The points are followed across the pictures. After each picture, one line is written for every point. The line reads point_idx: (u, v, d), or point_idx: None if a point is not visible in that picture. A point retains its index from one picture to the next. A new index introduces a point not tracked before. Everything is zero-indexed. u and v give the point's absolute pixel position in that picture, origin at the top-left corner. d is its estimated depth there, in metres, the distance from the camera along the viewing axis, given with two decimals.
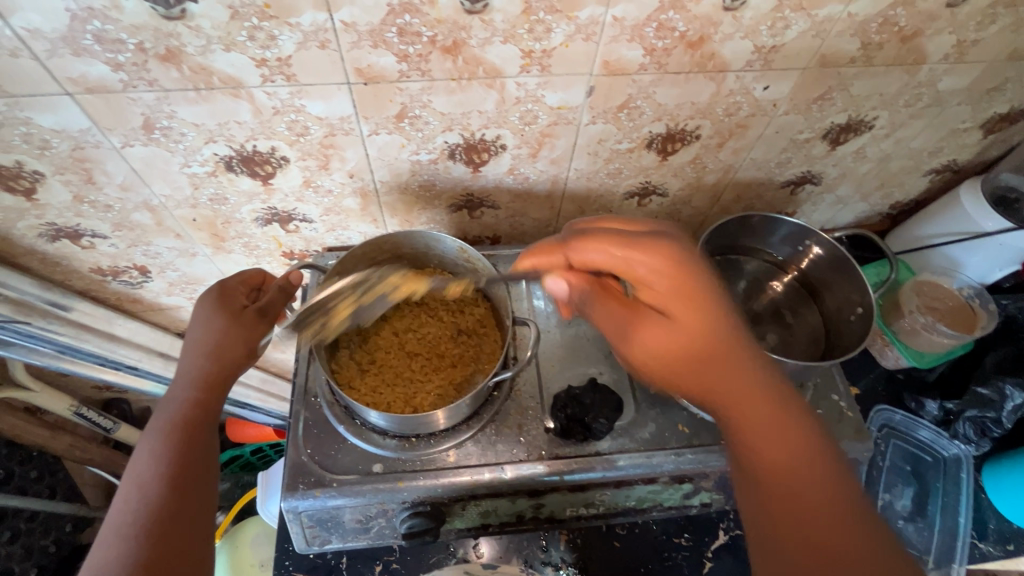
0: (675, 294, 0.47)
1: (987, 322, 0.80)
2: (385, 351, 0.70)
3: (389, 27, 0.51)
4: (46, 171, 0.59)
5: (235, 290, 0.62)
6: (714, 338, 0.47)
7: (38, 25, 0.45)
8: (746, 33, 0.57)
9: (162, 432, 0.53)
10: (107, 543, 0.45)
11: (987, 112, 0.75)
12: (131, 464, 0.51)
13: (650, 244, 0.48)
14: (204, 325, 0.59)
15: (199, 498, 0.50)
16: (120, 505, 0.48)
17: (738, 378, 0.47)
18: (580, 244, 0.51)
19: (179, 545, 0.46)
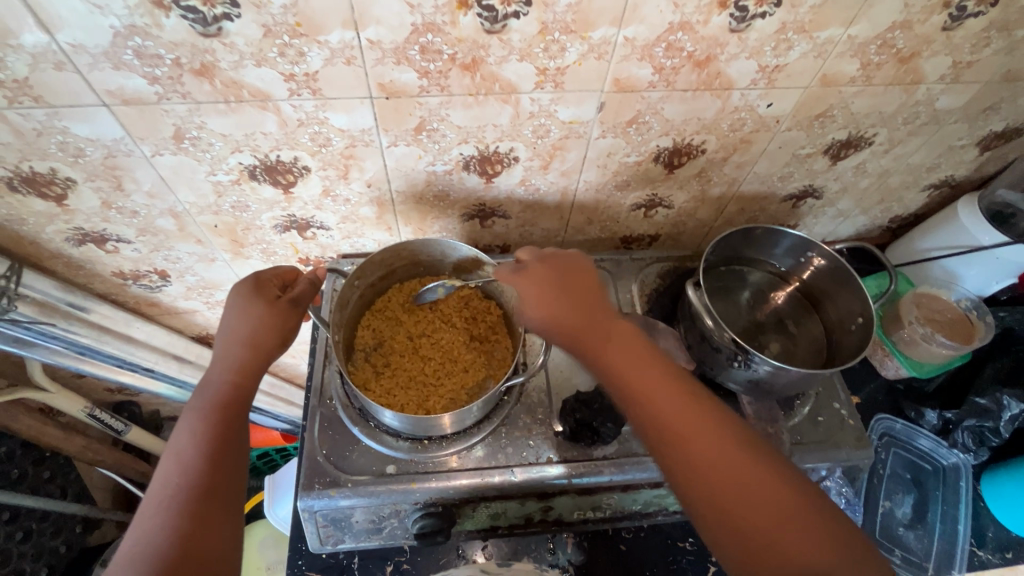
0: (559, 294, 0.60)
1: (985, 333, 0.81)
2: (399, 355, 0.72)
3: (412, 45, 0.53)
4: (78, 178, 0.62)
5: (269, 281, 0.63)
6: (607, 334, 0.58)
7: (82, 41, 0.48)
8: (751, 54, 0.60)
9: (200, 414, 0.54)
10: (149, 516, 0.48)
11: (983, 130, 0.78)
12: (171, 441, 0.53)
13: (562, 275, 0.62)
14: (240, 314, 0.59)
15: (232, 484, 0.52)
16: (161, 481, 0.50)
17: (646, 373, 0.55)
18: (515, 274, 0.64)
19: (208, 529, 0.48)
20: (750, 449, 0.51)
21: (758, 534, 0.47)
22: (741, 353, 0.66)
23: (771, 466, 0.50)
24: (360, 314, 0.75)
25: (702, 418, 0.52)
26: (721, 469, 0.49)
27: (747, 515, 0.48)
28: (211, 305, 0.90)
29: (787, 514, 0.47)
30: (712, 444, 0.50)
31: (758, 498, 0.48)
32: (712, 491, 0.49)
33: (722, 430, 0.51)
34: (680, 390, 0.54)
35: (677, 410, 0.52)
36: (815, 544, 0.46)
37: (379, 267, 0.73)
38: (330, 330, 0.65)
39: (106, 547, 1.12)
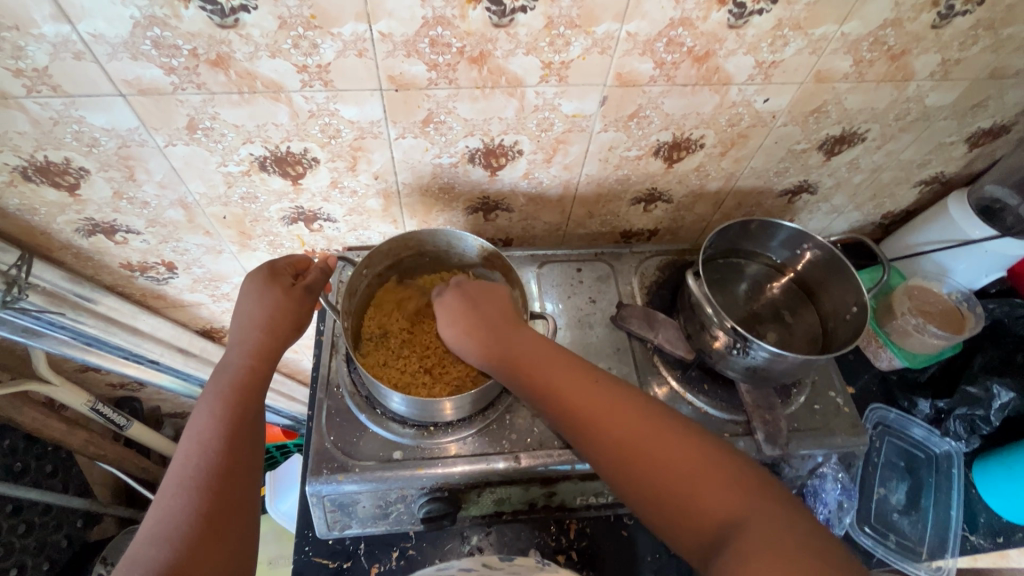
0: (470, 313, 0.67)
1: (975, 324, 0.84)
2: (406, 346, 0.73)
3: (422, 38, 0.55)
4: (92, 167, 0.63)
5: (284, 270, 0.66)
6: (519, 339, 0.63)
7: (102, 31, 0.49)
8: (747, 50, 0.62)
9: (218, 396, 0.56)
10: (170, 495, 0.49)
11: (971, 126, 0.80)
12: (190, 423, 0.55)
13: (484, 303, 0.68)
14: (257, 300, 0.62)
15: (249, 463, 0.54)
16: (180, 461, 0.51)
17: (551, 371, 0.59)
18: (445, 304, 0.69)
19: (227, 505, 0.50)
20: (660, 423, 0.53)
21: (679, 501, 0.48)
22: (740, 340, 0.67)
23: (682, 434, 0.52)
24: (367, 302, 0.77)
25: (611, 404, 0.55)
26: (631, 447, 0.52)
27: (660, 484, 0.50)
28: (217, 299, 0.91)
29: (700, 475, 0.49)
30: (620, 423, 0.53)
31: (668, 464, 0.50)
32: (627, 467, 0.51)
33: (629, 411, 0.54)
34: (587, 382, 0.57)
35: (587, 404, 0.55)
36: (728, 495, 0.47)
37: (386, 256, 0.75)
38: (340, 315, 0.67)
39: (107, 542, 1.12)
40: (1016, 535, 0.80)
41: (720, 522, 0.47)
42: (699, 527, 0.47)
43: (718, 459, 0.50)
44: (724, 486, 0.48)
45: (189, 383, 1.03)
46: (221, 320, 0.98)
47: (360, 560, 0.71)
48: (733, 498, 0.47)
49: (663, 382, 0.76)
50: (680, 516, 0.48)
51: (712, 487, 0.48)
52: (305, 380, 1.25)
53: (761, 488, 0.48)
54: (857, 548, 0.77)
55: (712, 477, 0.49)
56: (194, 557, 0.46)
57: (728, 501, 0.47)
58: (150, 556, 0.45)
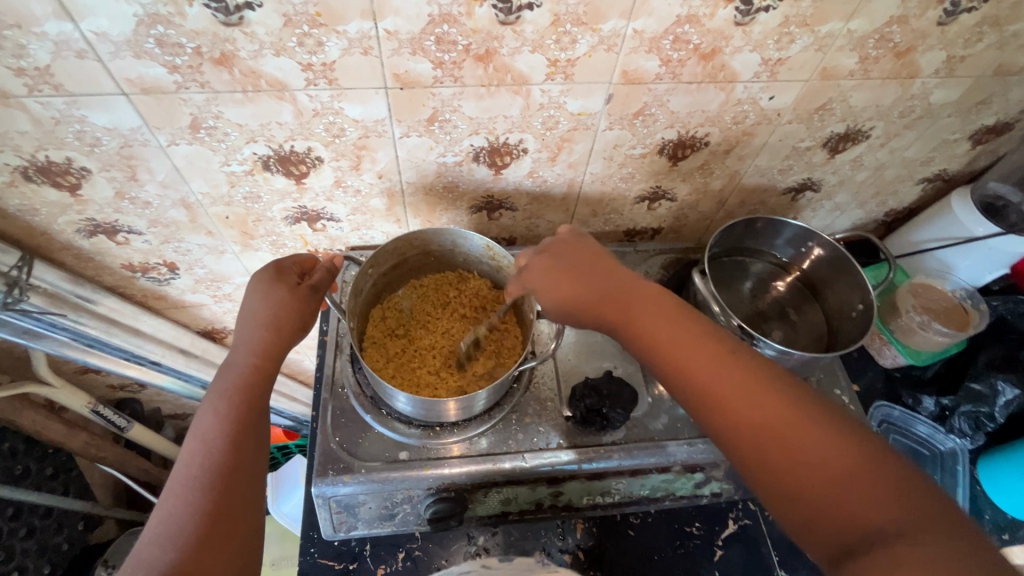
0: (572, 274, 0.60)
1: (979, 321, 0.84)
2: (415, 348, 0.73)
3: (428, 36, 0.55)
4: (93, 167, 0.62)
5: (289, 269, 0.65)
6: (638, 304, 0.57)
7: (105, 29, 0.49)
8: (754, 47, 0.62)
9: (222, 395, 0.55)
10: (173, 496, 0.49)
11: (975, 124, 0.80)
12: (195, 422, 0.54)
13: (594, 264, 0.61)
14: (262, 299, 0.61)
15: (254, 463, 0.53)
16: (185, 461, 0.51)
17: (676, 335, 0.54)
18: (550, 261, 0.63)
19: (231, 508, 0.49)
20: (804, 410, 0.47)
21: (816, 497, 0.44)
22: (747, 338, 0.67)
23: (832, 425, 0.46)
24: (372, 302, 0.77)
25: (747, 381, 0.49)
26: (767, 432, 0.47)
27: (797, 472, 0.45)
28: (219, 300, 0.91)
29: (852, 472, 0.43)
30: (756, 403, 0.48)
31: (812, 455, 0.45)
32: (760, 452, 0.47)
33: (769, 390, 0.48)
34: (720, 353, 0.51)
35: (714, 375, 0.50)
36: (880, 503, 0.42)
37: (392, 256, 0.74)
38: (345, 315, 0.66)
39: (108, 545, 1.11)
40: (1020, 532, 0.81)
41: (869, 529, 0.42)
42: (841, 531, 0.43)
43: (874, 459, 0.44)
44: (878, 492, 0.42)
45: (190, 385, 1.02)
46: (222, 321, 0.97)
47: (366, 561, 0.71)
48: (888, 508, 0.42)
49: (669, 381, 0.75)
50: (816, 513, 0.44)
51: (863, 491, 0.43)
52: (307, 381, 1.24)
53: (926, 501, 0.42)
54: None
55: (865, 480, 0.43)
56: (196, 559, 0.46)
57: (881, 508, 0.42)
58: (153, 558, 0.45)
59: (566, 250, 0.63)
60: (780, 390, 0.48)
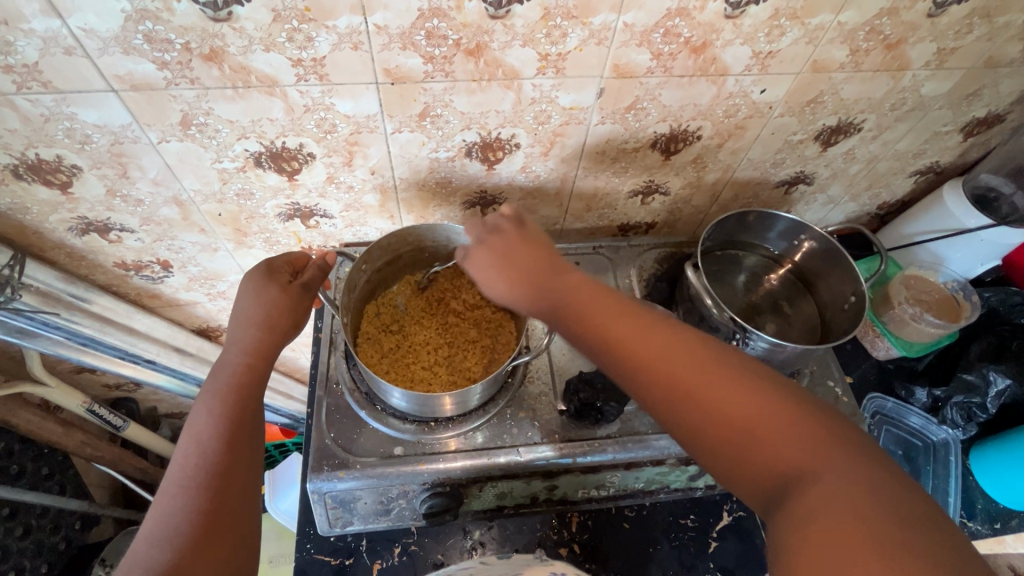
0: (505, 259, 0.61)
1: (971, 312, 0.85)
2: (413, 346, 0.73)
3: (418, 31, 0.54)
4: (84, 165, 0.62)
5: (280, 268, 0.65)
6: (565, 284, 0.57)
7: (93, 25, 0.49)
8: (745, 40, 0.62)
9: (216, 394, 0.56)
10: (169, 496, 0.49)
11: (966, 115, 0.80)
12: (189, 421, 0.54)
13: (523, 247, 0.61)
14: (255, 298, 0.61)
15: (248, 460, 0.53)
16: (179, 461, 0.51)
17: (597, 314, 0.54)
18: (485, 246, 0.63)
19: (227, 505, 0.50)
20: (728, 367, 0.47)
21: (741, 453, 0.44)
22: (740, 331, 0.67)
23: (753, 381, 0.46)
24: (366, 298, 0.77)
25: (672, 349, 0.49)
26: (692, 396, 0.46)
27: (720, 430, 0.45)
28: (213, 298, 0.91)
29: (774, 425, 0.43)
30: (681, 369, 0.48)
31: (732, 412, 0.44)
32: (687, 417, 0.46)
33: (694, 353, 0.48)
34: (644, 327, 0.51)
35: (636, 346, 0.50)
36: (801, 452, 0.42)
37: (384, 252, 0.74)
38: (338, 311, 0.66)
39: (105, 544, 1.11)
40: (1012, 521, 0.81)
41: (793, 474, 0.42)
42: (769, 481, 0.43)
43: (795, 408, 0.44)
44: (799, 438, 0.43)
45: (186, 384, 1.02)
46: (217, 319, 0.97)
47: (362, 556, 0.71)
48: (810, 451, 0.42)
49: None
50: (744, 469, 0.44)
51: (787, 438, 0.43)
52: (303, 378, 1.24)
53: (845, 443, 0.42)
54: None
55: (785, 431, 0.43)
56: (195, 556, 0.46)
57: (804, 451, 0.42)
58: (149, 557, 0.45)
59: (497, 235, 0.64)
60: (698, 354, 0.48)
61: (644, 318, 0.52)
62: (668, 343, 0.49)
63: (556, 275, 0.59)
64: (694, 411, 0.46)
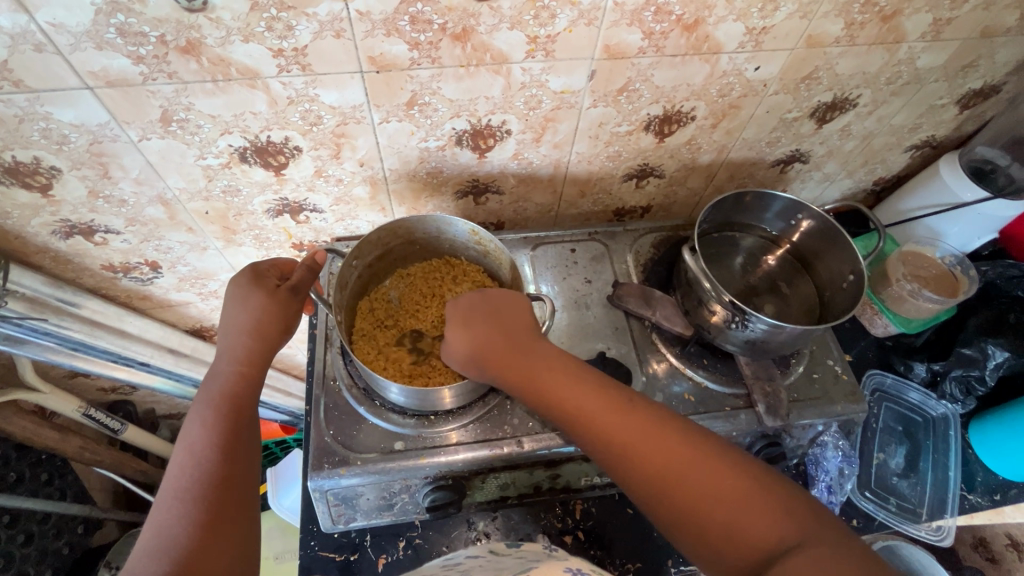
0: (481, 322, 0.63)
1: (969, 286, 0.84)
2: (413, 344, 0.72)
3: (402, 16, 0.53)
4: (63, 166, 0.60)
5: (267, 272, 0.64)
6: (538, 353, 0.60)
7: (62, 19, 0.47)
8: (738, 16, 0.60)
9: (208, 405, 0.56)
10: (165, 508, 0.49)
11: (962, 88, 0.79)
12: (182, 434, 0.54)
13: (499, 314, 0.64)
14: (241, 304, 0.60)
15: (245, 469, 0.53)
16: (174, 473, 0.51)
17: (569, 386, 0.56)
18: (463, 308, 0.66)
19: (225, 516, 0.49)
20: (694, 441, 0.51)
21: (717, 530, 0.46)
22: (738, 314, 0.66)
23: (718, 455, 0.50)
24: (358, 295, 0.76)
25: (640, 423, 0.52)
26: (670, 477, 0.49)
27: (693, 506, 0.47)
28: (205, 297, 0.89)
29: (742, 497, 0.47)
30: (656, 447, 0.50)
31: (702, 487, 0.48)
32: (664, 496, 0.49)
33: (667, 430, 0.52)
34: (613, 402, 0.54)
35: (606, 420, 0.53)
36: (769, 526, 0.45)
37: (377, 245, 0.73)
38: (332, 309, 0.65)
39: (109, 547, 1.11)
40: (1011, 491, 0.82)
41: (770, 551, 0.44)
42: (744, 558, 0.45)
43: (756, 479, 0.48)
44: (772, 514, 0.46)
45: (182, 385, 1.01)
46: (210, 319, 0.96)
47: (366, 551, 0.71)
48: (783, 525, 0.45)
49: (662, 359, 0.75)
50: (720, 546, 0.46)
51: (758, 513, 0.46)
52: (302, 375, 1.24)
53: (807, 514, 0.46)
54: (858, 514, 0.78)
55: (752, 504, 0.46)
56: (195, 567, 0.46)
57: (779, 528, 0.45)
58: (147, 569, 0.45)
59: (475, 300, 0.66)
60: (665, 430, 0.52)
61: (613, 391, 0.56)
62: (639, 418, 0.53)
63: (529, 343, 0.61)
64: (669, 489, 0.49)
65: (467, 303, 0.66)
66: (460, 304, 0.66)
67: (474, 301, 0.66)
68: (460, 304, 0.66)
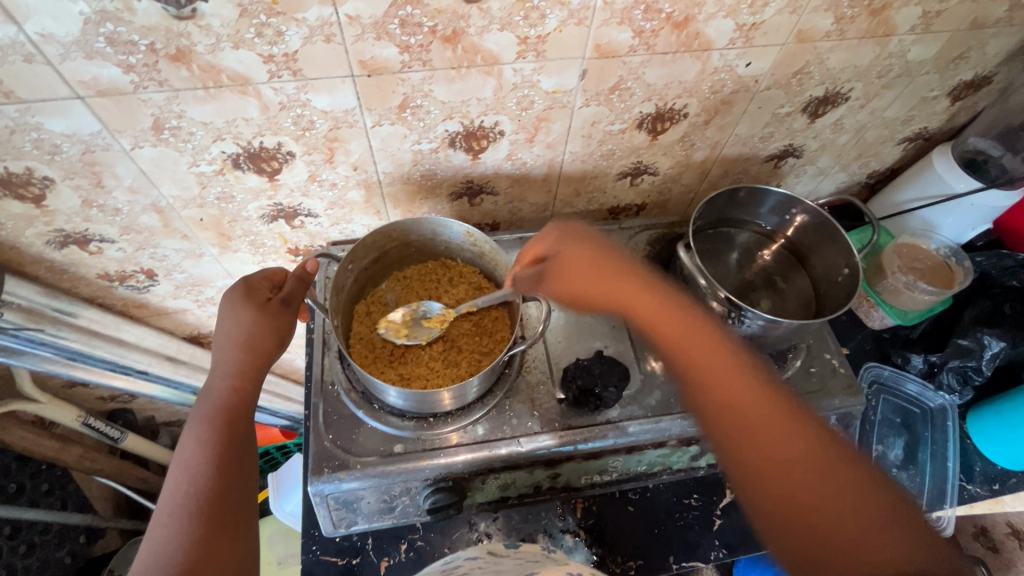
0: (596, 262, 0.70)
1: (964, 277, 0.85)
2: (421, 328, 0.73)
3: (392, 19, 0.53)
4: (56, 176, 0.60)
5: (258, 285, 0.64)
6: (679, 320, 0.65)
7: (52, 30, 0.47)
8: (728, 12, 0.60)
9: (203, 421, 0.57)
10: (161, 525, 0.50)
11: (953, 79, 0.79)
12: (178, 451, 0.55)
13: (614, 257, 0.70)
14: (232, 319, 0.60)
15: (241, 485, 0.54)
16: (171, 490, 0.52)
17: (712, 358, 0.61)
18: (580, 241, 0.71)
19: (222, 532, 0.50)
20: (830, 448, 0.53)
21: (824, 523, 0.50)
22: (734, 310, 0.67)
23: (847, 465, 0.52)
24: (354, 299, 0.76)
25: (781, 414, 0.56)
26: (786, 459, 0.53)
27: (803, 494, 0.51)
28: (201, 303, 0.89)
29: (855, 506, 0.50)
30: (790, 436, 0.54)
31: (820, 482, 0.51)
32: (778, 473, 0.53)
33: (806, 429, 0.54)
34: (757, 386, 0.58)
35: (748, 396, 0.57)
36: (873, 535, 0.48)
37: (375, 248, 0.73)
38: (328, 313, 0.65)
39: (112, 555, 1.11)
40: (1010, 480, 0.82)
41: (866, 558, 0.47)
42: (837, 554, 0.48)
43: (878, 498, 0.50)
44: (882, 528, 0.48)
45: (182, 392, 1.01)
46: (207, 325, 0.96)
47: (368, 554, 0.71)
48: (889, 542, 0.47)
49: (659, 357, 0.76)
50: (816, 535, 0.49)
51: (867, 524, 0.48)
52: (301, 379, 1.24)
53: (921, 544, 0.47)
54: None
55: (862, 514, 0.49)
56: None
57: (882, 541, 0.47)
58: None
59: (590, 238, 0.72)
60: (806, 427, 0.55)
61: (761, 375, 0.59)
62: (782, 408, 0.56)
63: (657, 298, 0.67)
64: (790, 473, 0.52)
65: (584, 237, 0.72)
66: (578, 237, 0.71)
67: (591, 238, 0.72)
68: (576, 235, 0.72)
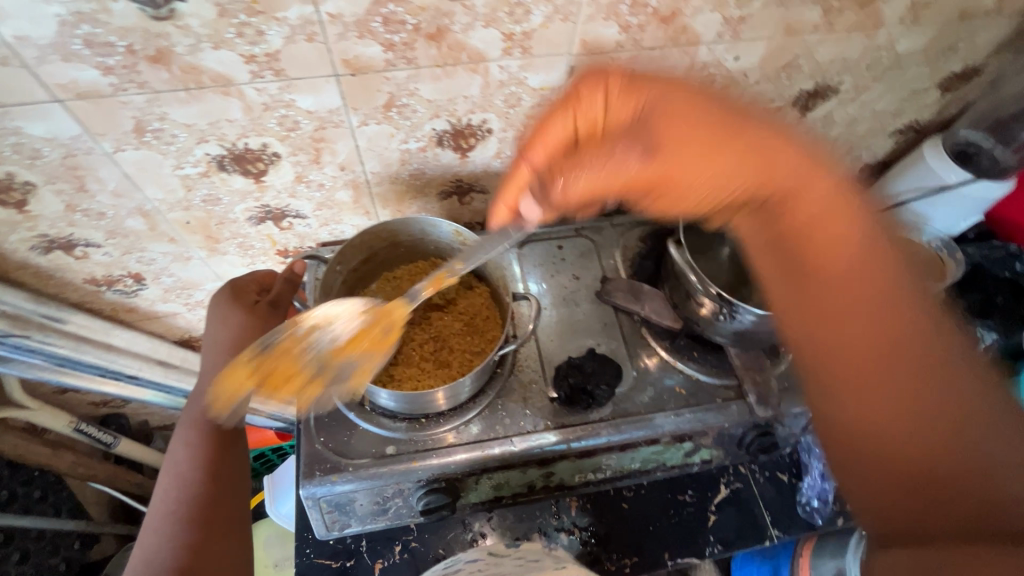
0: (674, 108, 0.50)
1: (956, 269, 0.78)
2: (334, 365, 0.62)
3: (374, 17, 0.52)
4: (38, 180, 0.60)
5: (247, 288, 0.68)
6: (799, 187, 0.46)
7: (27, 32, 0.46)
8: (715, 6, 0.60)
9: (191, 426, 0.62)
10: (153, 528, 0.56)
11: (943, 71, 0.79)
12: (170, 455, 0.61)
13: (696, 98, 0.50)
14: (220, 323, 0.66)
15: (229, 488, 0.60)
16: (163, 495, 0.58)
17: (828, 230, 0.44)
18: (638, 86, 0.52)
19: (211, 532, 0.56)
20: (926, 346, 0.40)
21: (872, 420, 0.41)
22: (725, 305, 0.66)
23: (942, 371, 0.40)
24: (344, 300, 0.75)
25: (873, 290, 0.42)
26: (859, 336, 0.42)
27: (860, 379, 0.42)
28: (191, 307, 0.89)
29: (924, 418, 0.39)
30: (875, 316, 0.42)
31: (886, 380, 0.40)
32: (833, 354, 0.43)
33: (907, 316, 0.41)
34: (866, 263, 0.43)
35: (846, 264, 0.43)
36: (926, 447, 0.39)
37: (364, 248, 0.73)
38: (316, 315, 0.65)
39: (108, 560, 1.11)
40: None
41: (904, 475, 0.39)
42: (874, 458, 0.40)
43: (962, 416, 0.38)
44: (942, 445, 0.38)
45: (174, 396, 1.00)
46: (198, 329, 0.95)
47: (363, 557, 0.71)
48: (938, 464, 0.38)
49: (652, 354, 0.75)
50: (855, 434, 0.42)
51: (925, 436, 0.39)
52: None
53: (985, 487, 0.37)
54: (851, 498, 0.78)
55: (926, 426, 0.39)
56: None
57: (929, 461, 0.38)
58: None
59: (660, 79, 0.52)
60: (909, 312, 0.41)
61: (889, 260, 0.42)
62: (881, 281, 0.42)
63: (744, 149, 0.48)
64: (853, 357, 0.42)
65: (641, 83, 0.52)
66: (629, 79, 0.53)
67: (659, 78, 0.52)
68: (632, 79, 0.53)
